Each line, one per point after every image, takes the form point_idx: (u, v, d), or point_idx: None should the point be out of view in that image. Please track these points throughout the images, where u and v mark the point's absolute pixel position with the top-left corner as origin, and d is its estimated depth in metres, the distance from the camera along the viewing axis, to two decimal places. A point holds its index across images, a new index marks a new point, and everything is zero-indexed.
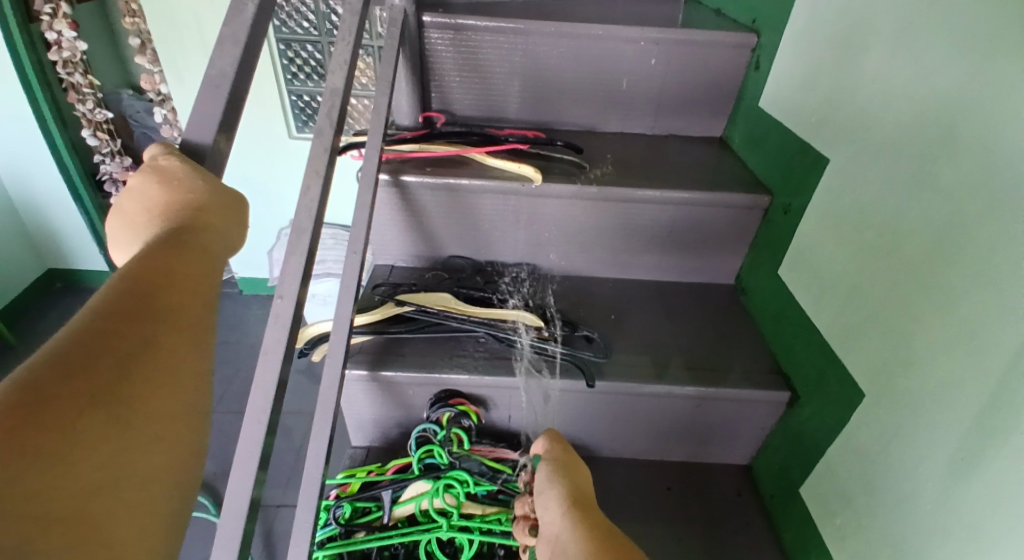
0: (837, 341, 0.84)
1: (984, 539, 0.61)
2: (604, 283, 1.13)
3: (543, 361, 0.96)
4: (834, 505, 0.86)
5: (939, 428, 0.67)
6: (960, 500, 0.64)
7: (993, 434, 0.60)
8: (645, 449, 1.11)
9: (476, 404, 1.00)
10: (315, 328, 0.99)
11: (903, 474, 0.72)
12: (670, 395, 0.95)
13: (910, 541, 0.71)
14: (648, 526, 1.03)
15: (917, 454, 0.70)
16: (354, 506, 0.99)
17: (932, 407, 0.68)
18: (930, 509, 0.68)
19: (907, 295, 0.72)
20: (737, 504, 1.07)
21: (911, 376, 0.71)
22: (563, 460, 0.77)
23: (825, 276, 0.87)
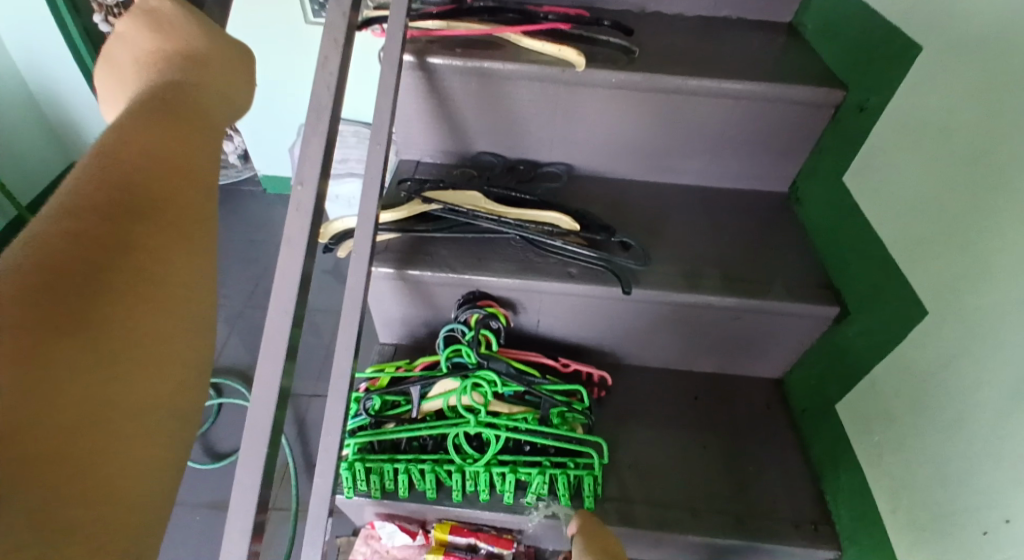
0: (902, 253, 0.78)
1: None
2: (645, 188, 1.07)
3: (575, 266, 0.92)
4: (873, 421, 0.84)
5: (1005, 349, 0.62)
6: (1021, 419, 0.60)
7: None
8: (677, 359, 1.09)
9: (504, 306, 0.98)
10: (340, 224, 0.94)
11: (960, 390, 0.68)
12: (708, 305, 0.91)
13: (958, 460, 0.68)
14: (675, 433, 1.03)
15: (979, 371, 0.66)
16: (383, 398, 1.00)
17: (1004, 321, 0.62)
18: (984, 428, 0.65)
19: (994, 200, 0.64)
20: (768, 417, 1.05)
21: (985, 289, 0.65)
22: (596, 542, 0.76)
23: (898, 181, 0.79)
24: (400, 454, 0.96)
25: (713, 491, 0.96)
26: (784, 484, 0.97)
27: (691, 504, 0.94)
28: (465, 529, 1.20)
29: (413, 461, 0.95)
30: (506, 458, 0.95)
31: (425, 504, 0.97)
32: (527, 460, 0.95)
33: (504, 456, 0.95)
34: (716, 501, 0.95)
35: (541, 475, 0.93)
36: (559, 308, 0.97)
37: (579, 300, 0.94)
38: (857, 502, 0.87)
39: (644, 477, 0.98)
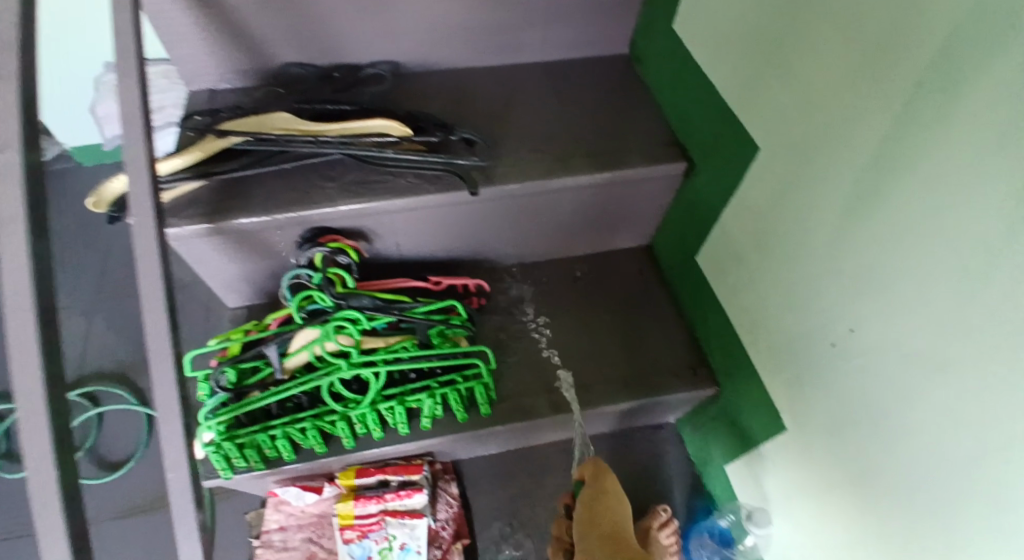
0: (732, 99, 0.81)
1: (876, 269, 0.66)
2: (486, 73, 0.98)
3: (416, 175, 0.83)
4: (728, 263, 0.93)
5: (834, 181, 0.69)
6: (852, 237, 0.68)
7: (888, 171, 0.62)
8: (550, 247, 1.14)
9: (351, 239, 0.90)
10: (113, 186, 0.81)
11: (796, 219, 0.76)
12: (570, 187, 0.87)
13: (804, 281, 0.78)
14: (560, 310, 1.13)
15: (811, 201, 0.73)
16: (239, 366, 0.92)
17: (828, 152, 0.69)
18: (822, 250, 0.73)
19: (808, 37, 0.68)
20: (642, 280, 1.16)
21: (808, 124, 0.70)
22: (610, 492, 0.79)
23: (719, 28, 0.81)
24: (274, 420, 0.91)
25: (602, 365, 1.07)
26: (664, 335, 1.09)
27: (585, 381, 1.05)
28: (370, 469, 1.16)
29: (291, 423, 0.90)
30: (391, 392, 0.94)
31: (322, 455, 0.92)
32: (414, 388, 0.95)
33: (389, 391, 0.94)
34: (604, 374, 1.06)
35: (431, 398, 0.95)
36: (410, 226, 0.93)
37: (437, 212, 0.89)
38: (726, 341, 1.00)
39: (532, 368, 1.07)
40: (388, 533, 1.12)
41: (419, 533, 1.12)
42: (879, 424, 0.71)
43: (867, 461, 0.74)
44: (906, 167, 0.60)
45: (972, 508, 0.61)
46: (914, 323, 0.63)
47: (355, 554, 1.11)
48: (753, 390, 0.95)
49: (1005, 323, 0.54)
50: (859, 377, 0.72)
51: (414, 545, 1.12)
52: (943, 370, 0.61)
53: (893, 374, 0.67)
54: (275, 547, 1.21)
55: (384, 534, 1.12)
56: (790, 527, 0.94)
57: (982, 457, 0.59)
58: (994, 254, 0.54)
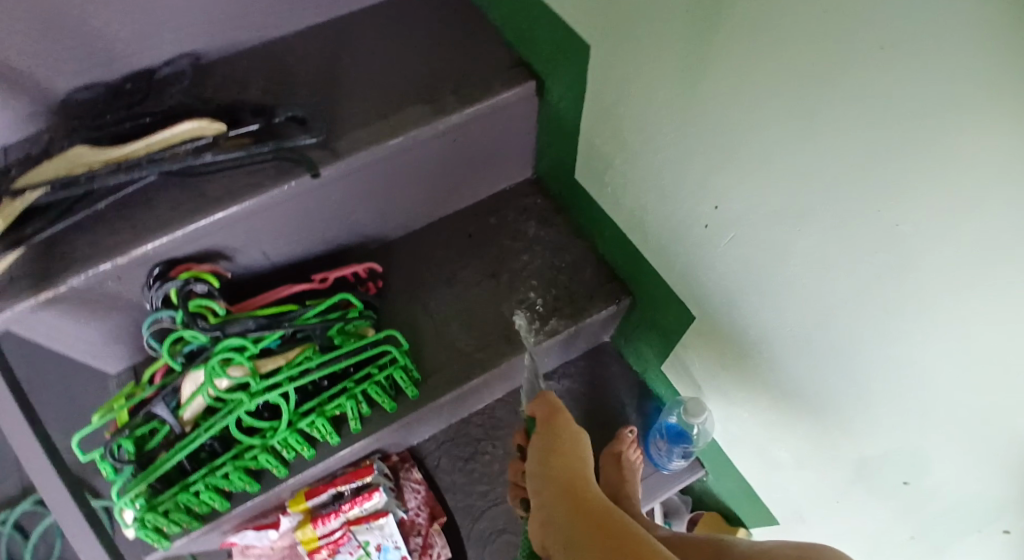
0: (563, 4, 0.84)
1: (718, 141, 0.68)
2: (313, 55, 1.01)
3: (252, 171, 0.88)
4: (603, 173, 0.96)
5: (661, 54, 0.70)
6: (691, 115, 0.70)
7: (699, 44, 0.64)
8: (433, 210, 1.12)
9: (205, 264, 0.91)
10: None
11: (643, 109, 0.78)
12: (422, 141, 0.93)
13: (667, 171, 0.80)
14: (465, 265, 1.11)
15: (649, 89, 0.75)
16: (134, 436, 0.85)
17: (647, 38, 0.71)
18: (672, 135, 0.75)
19: None
20: (538, 212, 1.15)
21: (625, 13, 0.72)
22: (563, 441, 0.80)
23: None
24: (192, 476, 0.86)
25: (517, 308, 1.06)
26: (573, 260, 1.09)
27: (504, 329, 1.04)
28: (318, 486, 1.04)
29: (211, 473, 0.86)
30: (308, 406, 0.90)
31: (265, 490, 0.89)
32: (331, 394, 0.92)
33: (305, 406, 0.90)
34: (520, 316, 1.06)
35: (352, 399, 0.92)
36: (265, 227, 0.92)
37: (291, 204, 0.91)
38: (621, 244, 1.02)
39: (450, 334, 1.04)
40: (359, 541, 1.05)
41: (392, 530, 1.06)
42: (761, 277, 0.72)
43: (761, 317, 0.76)
44: (711, 21, 0.60)
45: (857, 328, 0.63)
46: (762, 168, 0.64)
47: None
48: (657, 283, 0.97)
49: (827, 148, 0.55)
50: (734, 238, 0.73)
51: (391, 541, 1.06)
52: (796, 207, 0.62)
53: (760, 224, 0.68)
54: None
55: (356, 543, 1.05)
56: (722, 401, 0.97)
57: (848, 277, 0.60)
58: (803, 77, 0.54)
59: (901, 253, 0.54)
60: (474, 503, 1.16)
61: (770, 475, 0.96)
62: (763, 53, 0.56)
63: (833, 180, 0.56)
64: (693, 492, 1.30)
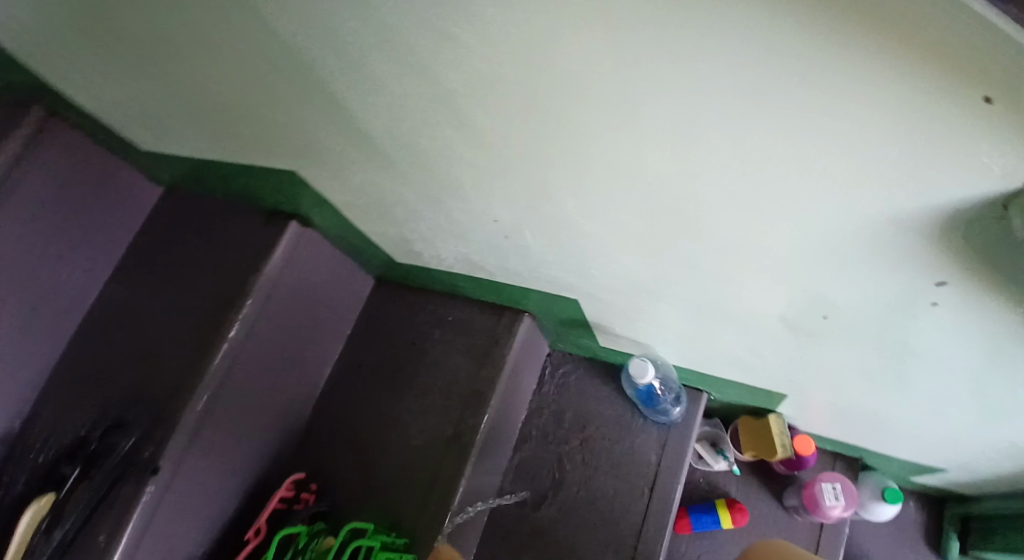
0: (250, 157, 0.82)
1: (443, 173, 0.66)
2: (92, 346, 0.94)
3: (109, 504, 0.78)
4: (409, 244, 0.93)
5: (345, 142, 0.68)
6: (409, 168, 0.68)
7: (355, 118, 0.62)
8: (313, 381, 1.07)
9: None
10: None
11: (380, 186, 0.76)
12: (242, 342, 0.88)
13: (443, 216, 0.77)
14: (372, 401, 1.05)
15: (365, 169, 0.73)
16: None
17: (323, 137, 0.69)
18: (415, 191, 0.73)
19: (211, 87, 0.68)
20: (398, 305, 1.12)
21: (293, 132, 0.71)
22: None
23: (182, 128, 0.82)
24: None
25: (444, 403, 1.02)
26: (455, 322, 1.08)
27: (448, 431, 0.99)
28: None
29: None
30: None
31: None
32: None
33: None
34: (452, 407, 1.01)
35: None
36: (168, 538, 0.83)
37: (172, 496, 0.82)
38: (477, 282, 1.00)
39: (409, 475, 0.98)
40: None
41: None
42: (573, 242, 0.68)
43: (607, 267, 0.72)
44: (343, 95, 0.59)
45: (664, 233, 0.59)
46: (488, 170, 0.61)
47: None
48: (530, 288, 0.95)
49: (506, 128, 0.53)
50: (527, 227, 0.69)
51: None
52: (534, 176, 0.58)
53: (533, 210, 0.65)
54: None
55: None
56: (654, 338, 0.93)
57: (619, 201, 0.57)
58: (437, 92, 0.52)
59: (629, 162, 0.50)
60: None
61: (746, 370, 0.93)
62: (390, 85, 0.54)
63: (530, 138, 0.53)
64: (718, 411, 1.26)
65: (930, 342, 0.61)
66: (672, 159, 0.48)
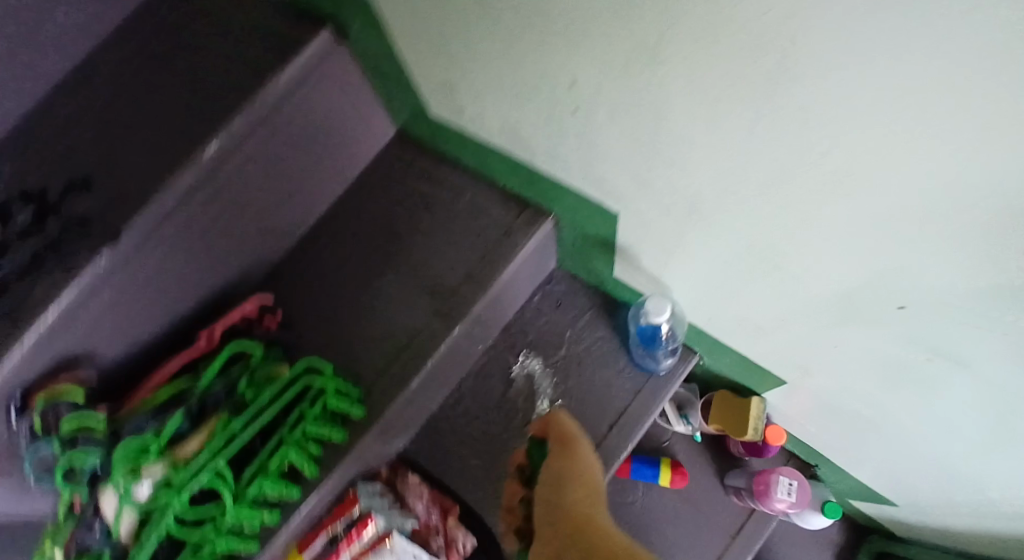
0: None
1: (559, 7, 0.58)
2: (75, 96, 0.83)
3: (55, 264, 0.71)
4: (452, 96, 0.84)
5: None
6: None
7: None
8: (304, 212, 0.99)
9: (65, 376, 0.78)
10: None
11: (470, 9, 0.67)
12: (241, 140, 0.79)
13: (524, 69, 0.69)
14: (356, 249, 0.99)
15: None
16: None
17: None
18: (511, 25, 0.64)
19: None
20: (414, 163, 1.03)
21: None
22: None
23: None
24: None
25: (435, 279, 0.95)
26: (469, 202, 0.99)
27: (431, 308, 0.94)
28: (310, 534, 0.97)
29: None
30: (249, 471, 0.81)
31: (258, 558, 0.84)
32: (268, 450, 0.82)
33: (246, 471, 0.81)
34: (443, 287, 0.94)
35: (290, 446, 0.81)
36: (111, 312, 0.79)
37: (123, 275, 0.76)
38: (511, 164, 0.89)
39: (378, 338, 0.93)
40: None
41: (404, 549, 0.94)
42: (662, 138, 0.63)
43: (681, 183, 0.67)
44: None
45: (776, 152, 0.54)
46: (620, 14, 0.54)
47: None
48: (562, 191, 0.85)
49: None
50: (619, 108, 0.63)
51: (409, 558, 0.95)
52: (675, 33, 0.51)
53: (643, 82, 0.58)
54: None
55: None
56: (680, 285, 0.88)
57: (751, 92, 0.51)
58: None
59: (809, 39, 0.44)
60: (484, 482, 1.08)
61: (758, 342, 0.88)
62: None
63: None
64: (698, 378, 1.22)
65: (986, 358, 0.59)
66: (850, 50, 0.42)
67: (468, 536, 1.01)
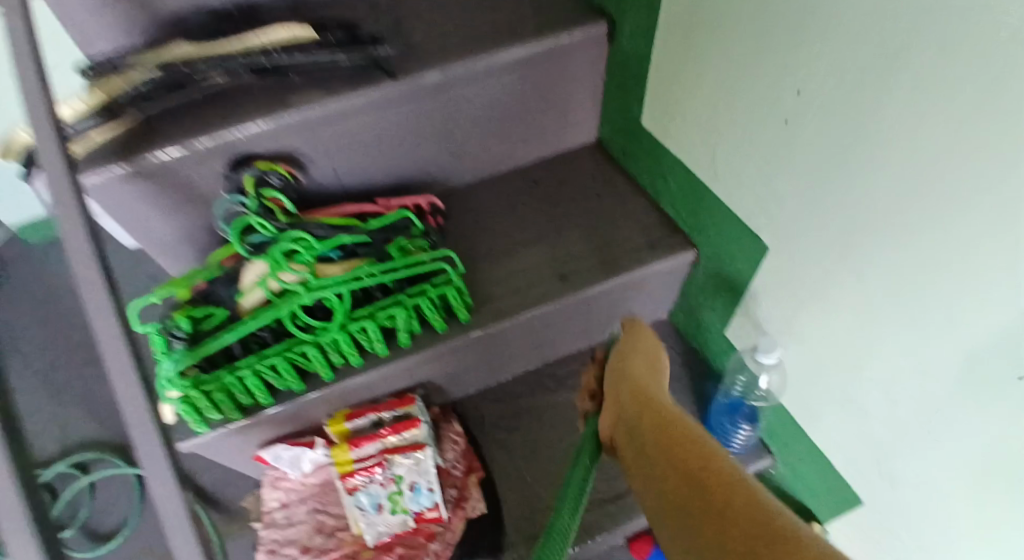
0: None
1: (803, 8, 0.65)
2: None
3: (339, 78, 0.88)
4: (679, 109, 0.93)
5: None
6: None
7: None
8: (497, 162, 1.12)
9: (286, 164, 0.91)
10: (20, 139, 0.81)
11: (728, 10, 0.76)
12: (505, 63, 0.93)
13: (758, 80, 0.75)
14: (522, 208, 1.09)
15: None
16: (191, 315, 0.83)
17: None
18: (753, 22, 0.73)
19: None
20: (602, 168, 1.13)
21: None
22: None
23: None
24: (240, 361, 0.83)
25: (577, 255, 1.01)
26: (636, 213, 1.06)
27: (563, 273, 0.99)
28: (360, 410, 1.00)
29: (258, 360, 0.82)
30: (361, 312, 0.86)
31: (326, 388, 0.89)
32: (384, 304, 0.87)
33: (359, 312, 0.86)
34: (582, 265, 0.99)
35: (404, 311, 0.87)
36: (338, 140, 0.92)
37: (368, 113, 0.90)
38: (693, 189, 0.96)
39: (506, 275, 0.99)
40: (393, 474, 0.97)
41: (428, 467, 0.98)
42: (855, 147, 0.65)
43: (852, 201, 0.67)
44: None
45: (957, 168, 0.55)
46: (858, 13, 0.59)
47: (365, 503, 0.97)
48: (726, 222, 0.89)
49: None
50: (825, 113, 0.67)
51: (425, 481, 0.98)
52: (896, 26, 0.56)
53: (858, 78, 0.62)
54: (279, 526, 1.05)
55: (389, 475, 0.97)
56: (792, 352, 0.86)
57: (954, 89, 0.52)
58: None
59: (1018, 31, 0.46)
60: (517, 466, 1.08)
61: (862, 444, 0.80)
62: None
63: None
64: None
65: None
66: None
67: (480, 501, 1.02)
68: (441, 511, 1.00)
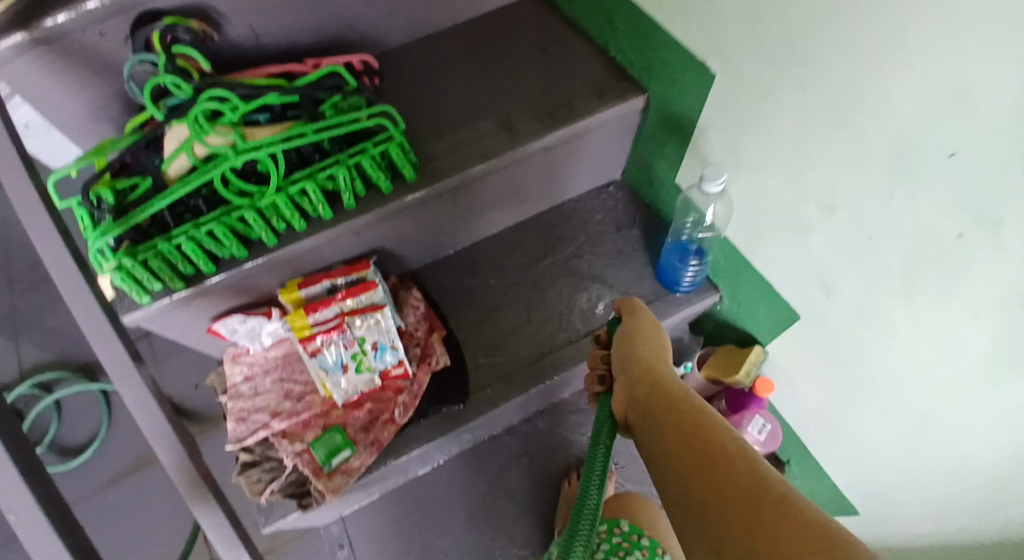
0: None
1: None
2: None
3: None
4: None
5: None
6: None
7: None
8: (432, 18, 1.07)
9: (195, 19, 0.85)
10: None
11: None
12: None
13: None
14: (464, 65, 1.06)
15: None
16: (115, 188, 0.81)
17: None
18: None
19: None
20: (543, 21, 1.10)
21: None
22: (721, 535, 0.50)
23: None
24: (174, 231, 0.81)
25: (521, 107, 0.99)
26: (578, 62, 1.04)
27: (507, 124, 0.98)
28: (312, 278, 1.00)
29: (193, 229, 0.80)
30: (298, 175, 0.84)
31: (269, 254, 0.88)
32: (322, 165, 0.85)
33: (296, 174, 0.84)
34: (526, 115, 0.98)
35: (343, 169, 0.85)
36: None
37: None
38: (632, 29, 0.95)
39: (450, 130, 0.98)
40: (355, 335, 1.00)
41: (388, 326, 1.01)
42: None
43: (796, 14, 0.69)
44: None
45: None
46: None
47: (328, 364, 1.00)
48: (673, 62, 0.90)
49: None
50: None
51: (386, 339, 1.02)
52: None
53: None
54: (246, 397, 1.04)
55: (350, 337, 0.99)
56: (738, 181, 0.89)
57: None
58: None
59: None
60: (474, 320, 1.13)
61: (789, 261, 0.87)
62: None
63: None
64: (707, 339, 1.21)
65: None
66: None
67: (443, 354, 1.06)
68: (406, 367, 1.05)
